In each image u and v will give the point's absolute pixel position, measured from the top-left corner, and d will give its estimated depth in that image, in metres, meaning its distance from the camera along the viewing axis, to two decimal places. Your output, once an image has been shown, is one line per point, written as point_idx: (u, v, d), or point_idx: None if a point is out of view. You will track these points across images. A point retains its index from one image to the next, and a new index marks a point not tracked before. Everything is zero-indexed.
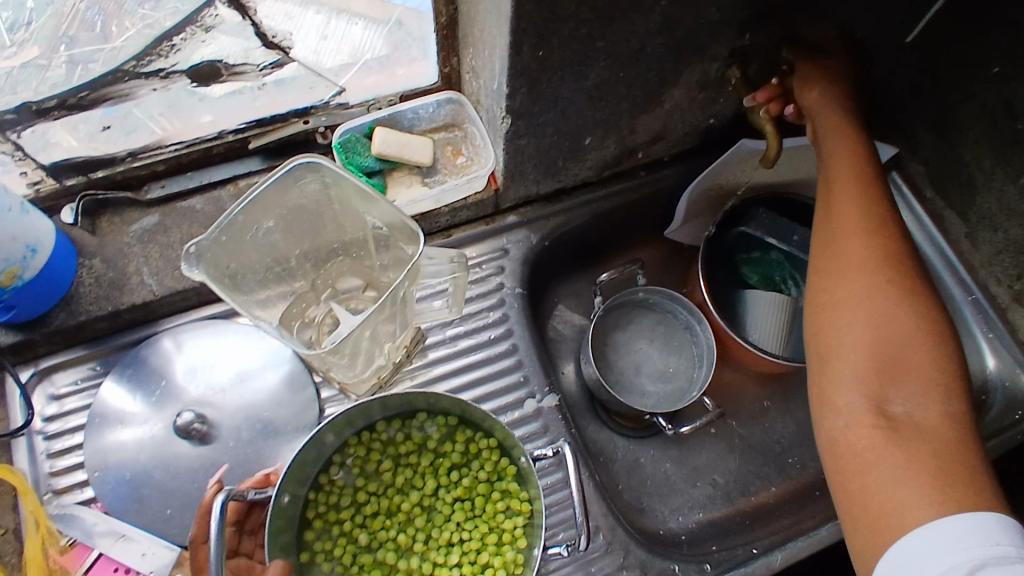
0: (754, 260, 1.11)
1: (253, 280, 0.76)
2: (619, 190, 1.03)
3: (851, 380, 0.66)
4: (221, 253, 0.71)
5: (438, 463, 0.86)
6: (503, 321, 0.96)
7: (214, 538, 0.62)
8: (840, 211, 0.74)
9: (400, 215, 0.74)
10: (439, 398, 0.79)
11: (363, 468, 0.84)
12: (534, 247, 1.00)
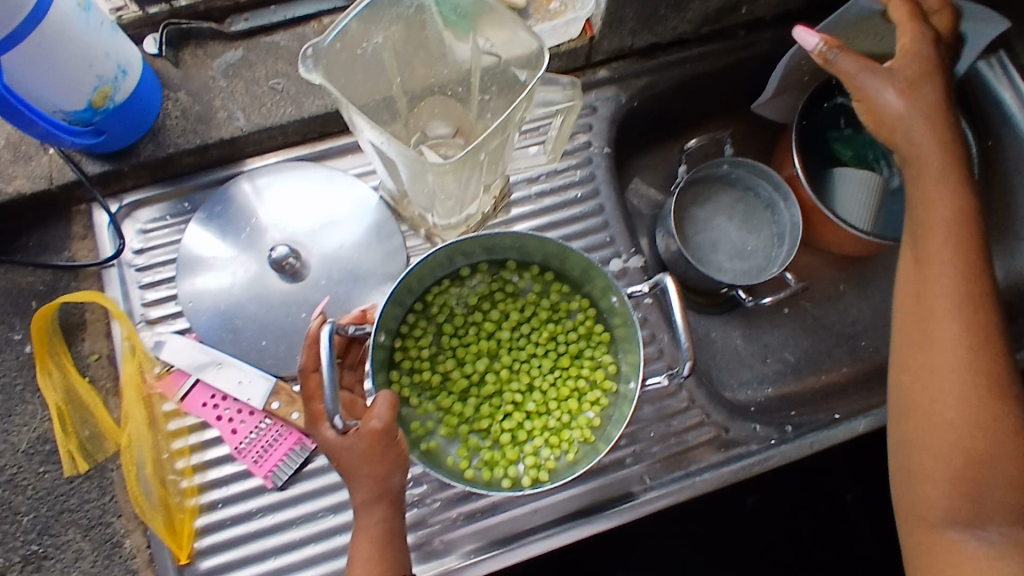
0: (846, 137, 1.05)
1: (359, 104, 0.72)
2: (716, 51, 0.98)
3: (941, 484, 0.68)
4: (334, 62, 0.67)
5: (529, 317, 0.84)
6: (590, 180, 0.93)
7: (326, 363, 0.62)
8: (927, 196, 0.70)
9: (525, 33, 0.67)
10: (538, 243, 0.76)
11: (452, 312, 0.83)
12: (623, 106, 0.95)
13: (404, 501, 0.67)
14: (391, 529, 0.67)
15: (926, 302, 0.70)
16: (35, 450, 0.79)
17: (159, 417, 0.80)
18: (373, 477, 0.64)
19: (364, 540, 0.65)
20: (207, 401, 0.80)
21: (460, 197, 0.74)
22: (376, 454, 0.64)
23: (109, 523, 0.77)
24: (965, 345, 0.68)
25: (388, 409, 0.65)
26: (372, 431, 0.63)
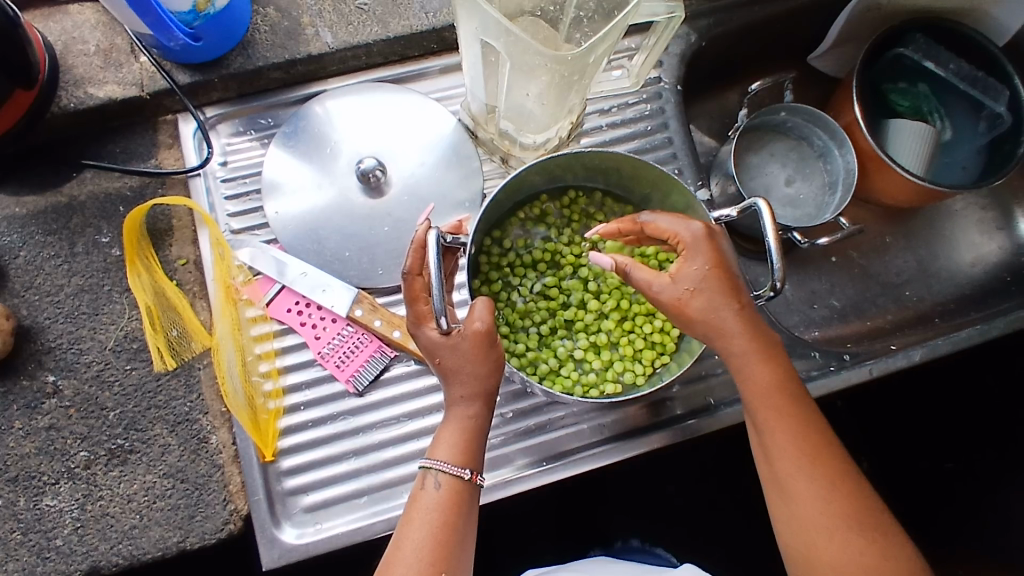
0: (901, 90, 1.10)
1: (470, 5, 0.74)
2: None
3: (837, 564, 0.64)
4: None
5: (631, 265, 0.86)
6: (660, 114, 0.95)
7: (435, 267, 0.62)
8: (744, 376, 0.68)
9: None
10: (630, 163, 0.78)
11: (567, 219, 0.87)
12: (693, 45, 0.98)
13: (495, 404, 0.68)
14: (478, 426, 0.67)
15: (763, 395, 0.67)
16: (123, 348, 0.80)
17: (242, 322, 0.81)
18: (471, 375, 0.66)
19: (454, 432, 0.66)
20: (292, 307, 0.81)
21: (544, 109, 0.77)
22: (480, 354, 0.65)
23: (196, 420, 0.79)
24: (789, 420, 0.67)
25: (486, 314, 0.66)
26: (475, 332, 0.65)
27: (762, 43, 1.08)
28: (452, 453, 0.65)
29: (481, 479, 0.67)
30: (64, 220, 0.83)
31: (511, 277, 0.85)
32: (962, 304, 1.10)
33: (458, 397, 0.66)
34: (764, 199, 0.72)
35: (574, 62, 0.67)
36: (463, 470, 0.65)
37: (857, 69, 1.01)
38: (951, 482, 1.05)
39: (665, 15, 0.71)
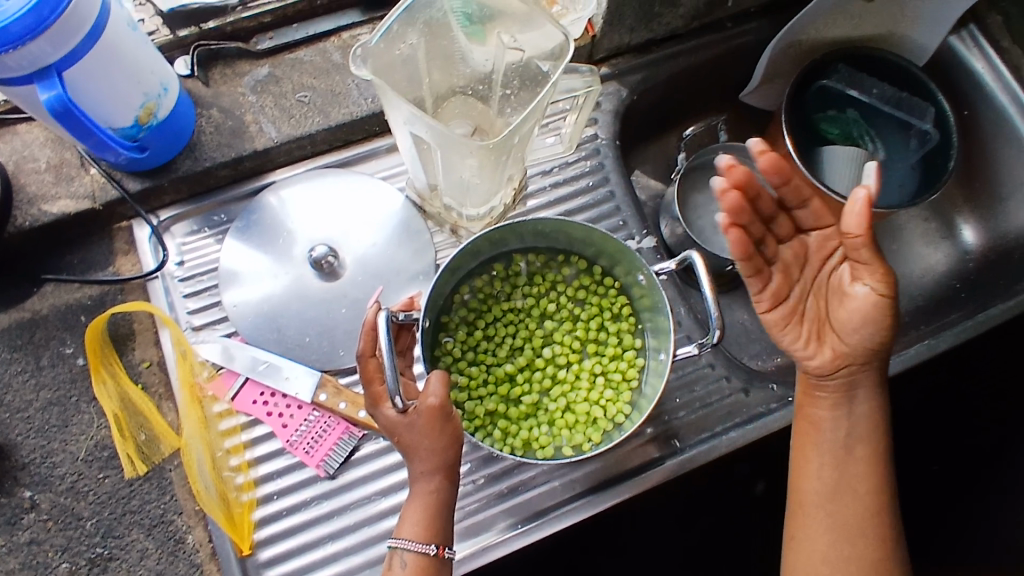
0: (831, 118, 1.13)
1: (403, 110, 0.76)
2: (706, 43, 1.06)
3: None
4: (380, 63, 0.70)
5: (590, 331, 0.90)
6: (599, 169, 0.99)
7: (385, 349, 0.64)
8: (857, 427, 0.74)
9: (556, 31, 0.70)
10: (586, 231, 0.83)
11: (531, 281, 0.91)
12: (625, 100, 1.02)
13: (457, 474, 0.70)
14: (441, 500, 0.69)
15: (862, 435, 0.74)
16: (94, 457, 0.81)
17: (210, 419, 0.82)
18: (430, 449, 0.67)
19: (417, 508, 0.68)
20: (256, 398, 0.83)
21: (478, 184, 0.81)
22: (435, 428, 0.67)
23: (171, 521, 0.80)
24: (878, 463, 0.74)
25: (440, 394, 0.66)
26: (429, 408, 0.66)
27: (692, 88, 1.13)
28: (417, 529, 0.67)
29: (449, 551, 0.69)
30: (29, 333, 0.85)
31: (472, 332, 0.89)
32: (916, 317, 1.12)
33: (419, 470, 0.67)
34: (697, 253, 0.75)
35: (498, 147, 0.70)
36: (429, 546, 0.67)
37: (788, 94, 1.07)
38: (939, 484, 1.06)
39: (578, 89, 0.75)
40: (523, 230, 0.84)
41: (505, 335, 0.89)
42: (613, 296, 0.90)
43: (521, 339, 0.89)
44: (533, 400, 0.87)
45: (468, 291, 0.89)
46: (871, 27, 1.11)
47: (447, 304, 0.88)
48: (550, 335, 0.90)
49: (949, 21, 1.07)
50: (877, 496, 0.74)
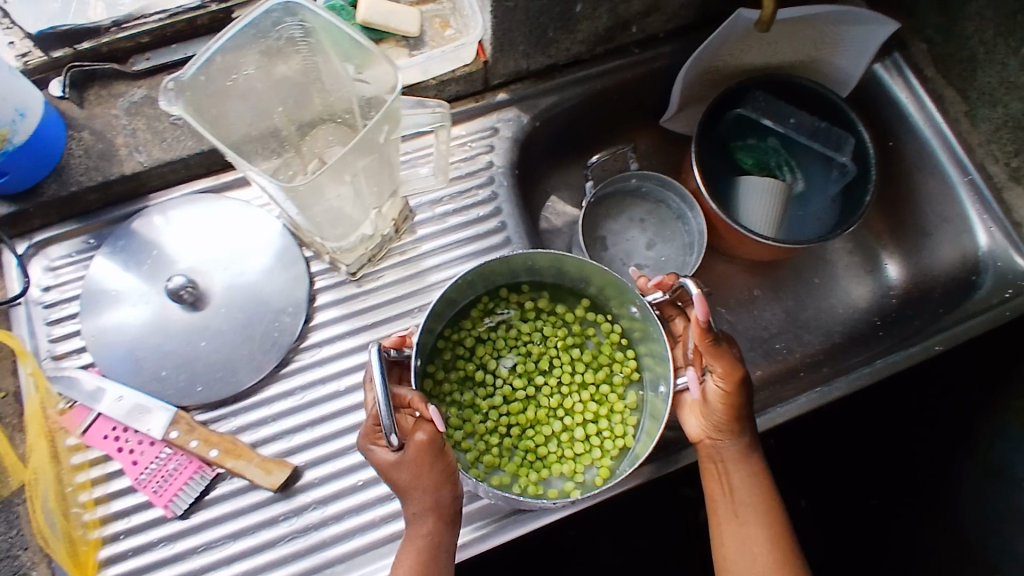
0: (749, 146, 1.09)
1: (252, 145, 0.73)
2: (613, 68, 1.02)
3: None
4: (203, 97, 0.67)
5: (595, 378, 0.90)
6: (492, 199, 0.96)
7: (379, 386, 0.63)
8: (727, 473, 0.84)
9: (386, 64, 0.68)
10: (597, 281, 0.81)
11: (544, 318, 0.91)
12: (525, 127, 0.99)
13: (452, 518, 0.72)
14: (435, 545, 0.71)
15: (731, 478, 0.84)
16: None
17: (62, 452, 0.80)
18: (428, 496, 0.70)
19: (413, 554, 0.70)
20: (109, 433, 0.81)
21: (338, 215, 0.77)
22: (426, 464, 0.69)
23: (16, 556, 0.78)
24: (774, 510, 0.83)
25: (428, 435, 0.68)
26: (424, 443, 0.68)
27: (604, 113, 1.10)
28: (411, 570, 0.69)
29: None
30: None
31: (476, 356, 0.89)
32: (833, 354, 1.06)
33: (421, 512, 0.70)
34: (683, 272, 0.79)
35: (335, 168, 0.67)
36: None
37: (701, 118, 1.04)
38: (878, 521, 1.06)
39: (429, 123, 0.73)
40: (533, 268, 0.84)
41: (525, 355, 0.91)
42: (622, 350, 0.90)
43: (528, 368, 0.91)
44: (516, 436, 0.88)
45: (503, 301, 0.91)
46: (789, 53, 1.06)
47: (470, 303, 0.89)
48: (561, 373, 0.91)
49: (871, 47, 1.02)
50: (773, 529, 0.82)
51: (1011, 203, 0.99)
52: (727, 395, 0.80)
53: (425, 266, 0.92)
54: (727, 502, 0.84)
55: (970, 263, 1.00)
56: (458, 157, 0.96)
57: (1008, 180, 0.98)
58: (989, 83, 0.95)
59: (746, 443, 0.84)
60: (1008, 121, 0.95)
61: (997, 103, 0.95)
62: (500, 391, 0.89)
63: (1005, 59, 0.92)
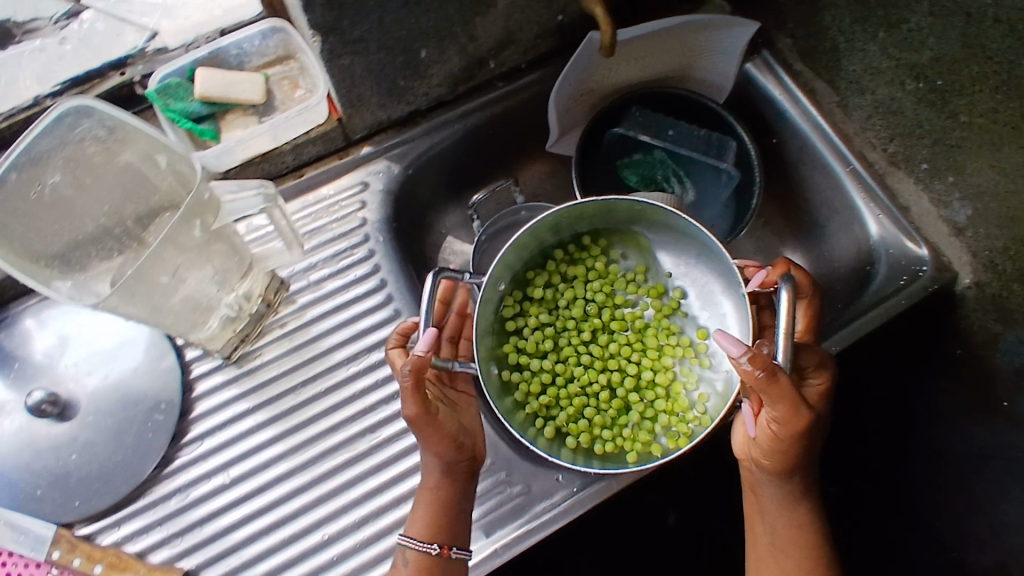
0: (636, 162, 1.08)
1: (81, 251, 0.71)
2: (479, 105, 1.00)
3: None
4: (10, 216, 0.69)
5: (658, 336, 0.91)
6: (369, 257, 0.93)
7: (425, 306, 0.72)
8: (768, 487, 0.85)
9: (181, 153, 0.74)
10: (671, 216, 0.83)
11: (615, 284, 0.93)
12: (397, 177, 0.97)
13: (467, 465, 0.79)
14: (447, 500, 0.78)
15: (776, 491, 0.84)
16: None
17: None
18: (437, 454, 0.77)
19: (425, 508, 0.77)
20: None
21: (196, 302, 0.78)
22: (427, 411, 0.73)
23: None
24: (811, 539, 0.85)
25: (409, 386, 0.71)
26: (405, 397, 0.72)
27: (486, 149, 1.06)
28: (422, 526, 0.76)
29: (451, 554, 0.77)
30: None
31: (540, 320, 0.91)
32: None
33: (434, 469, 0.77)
34: (791, 285, 0.71)
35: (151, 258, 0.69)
36: (431, 546, 0.75)
37: (580, 141, 1.05)
38: None
39: (265, 199, 0.79)
40: (625, 209, 0.84)
41: (583, 307, 0.92)
42: (673, 310, 0.92)
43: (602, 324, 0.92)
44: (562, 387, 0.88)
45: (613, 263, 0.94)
46: (658, 64, 1.05)
47: (587, 248, 0.93)
48: (619, 332, 0.92)
49: (739, 48, 1.00)
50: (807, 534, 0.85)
51: (895, 188, 0.97)
52: (772, 439, 0.78)
53: (311, 333, 0.90)
54: (766, 527, 0.86)
55: (864, 253, 0.98)
56: (329, 217, 0.94)
57: (888, 165, 0.96)
58: (854, 72, 0.93)
59: (799, 481, 0.84)
60: (877, 108, 0.93)
61: (865, 90, 0.93)
62: (550, 353, 0.90)
63: (865, 46, 0.89)
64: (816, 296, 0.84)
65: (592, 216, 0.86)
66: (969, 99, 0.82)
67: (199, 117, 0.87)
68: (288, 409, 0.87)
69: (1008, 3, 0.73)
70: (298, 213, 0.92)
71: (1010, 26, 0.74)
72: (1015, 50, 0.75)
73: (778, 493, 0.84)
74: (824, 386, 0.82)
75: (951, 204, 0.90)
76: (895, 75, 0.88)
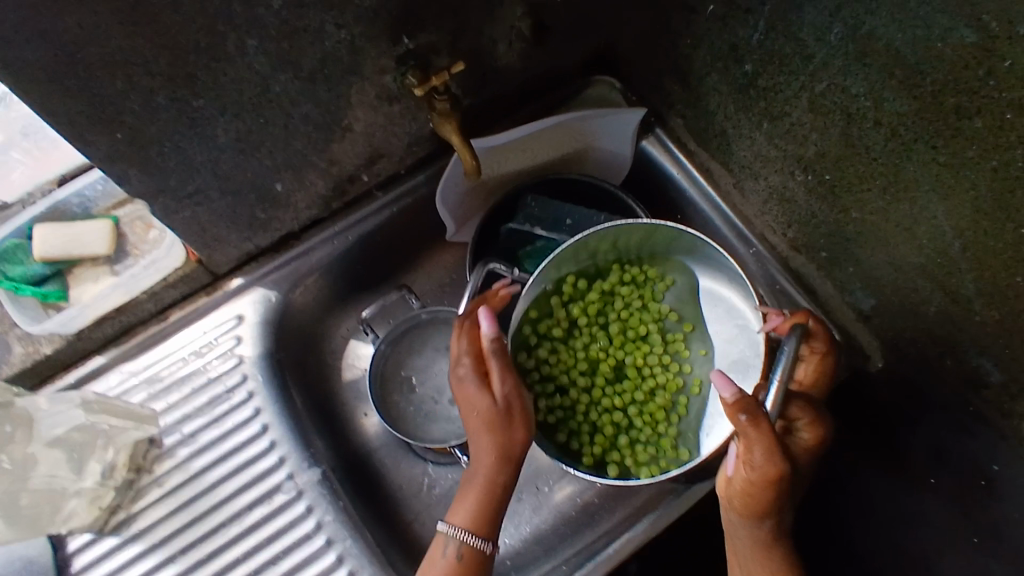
0: (537, 252, 1.01)
1: None
2: (358, 217, 0.94)
3: None
4: None
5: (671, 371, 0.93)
6: (248, 400, 0.88)
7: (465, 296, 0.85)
8: (738, 530, 0.78)
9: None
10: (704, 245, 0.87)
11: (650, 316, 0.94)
12: (276, 305, 0.91)
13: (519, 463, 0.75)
14: (502, 491, 0.75)
15: (750, 535, 0.77)
16: None
17: None
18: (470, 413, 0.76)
19: (477, 498, 0.74)
20: None
21: (53, 500, 0.77)
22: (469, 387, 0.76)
23: None
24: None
25: (502, 355, 0.76)
26: (500, 369, 0.75)
27: (376, 257, 1.01)
28: (472, 521, 0.73)
29: (495, 553, 0.76)
30: None
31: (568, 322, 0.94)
32: None
33: (488, 462, 0.73)
34: (796, 344, 0.72)
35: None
36: (479, 541, 0.73)
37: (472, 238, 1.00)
38: None
39: (79, 411, 0.78)
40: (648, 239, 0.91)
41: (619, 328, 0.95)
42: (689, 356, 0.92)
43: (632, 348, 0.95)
44: (580, 399, 0.93)
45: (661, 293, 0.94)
46: (548, 152, 0.99)
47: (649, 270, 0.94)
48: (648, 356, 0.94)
49: (628, 132, 0.97)
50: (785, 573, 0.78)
51: (799, 271, 0.93)
52: (748, 487, 0.71)
53: (203, 484, 0.86)
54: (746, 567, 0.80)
55: None
56: (199, 362, 0.88)
57: (790, 249, 0.92)
58: (744, 157, 0.88)
59: (778, 525, 0.77)
60: (771, 195, 0.88)
61: (757, 176, 0.88)
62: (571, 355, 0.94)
63: (751, 135, 0.84)
64: (834, 353, 0.80)
65: (637, 240, 0.91)
66: (859, 197, 0.76)
67: (41, 278, 0.81)
68: (205, 555, 0.83)
69: (886, 108, 0.67)
70: (166, 360, 0.88)
71: (891, 130, 0.68)
72: (897, 154, 0.69)
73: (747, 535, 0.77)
74: (812, 443, 0.77)
75: (852, 291, 0.86)
76: (783, 164, 0.83)
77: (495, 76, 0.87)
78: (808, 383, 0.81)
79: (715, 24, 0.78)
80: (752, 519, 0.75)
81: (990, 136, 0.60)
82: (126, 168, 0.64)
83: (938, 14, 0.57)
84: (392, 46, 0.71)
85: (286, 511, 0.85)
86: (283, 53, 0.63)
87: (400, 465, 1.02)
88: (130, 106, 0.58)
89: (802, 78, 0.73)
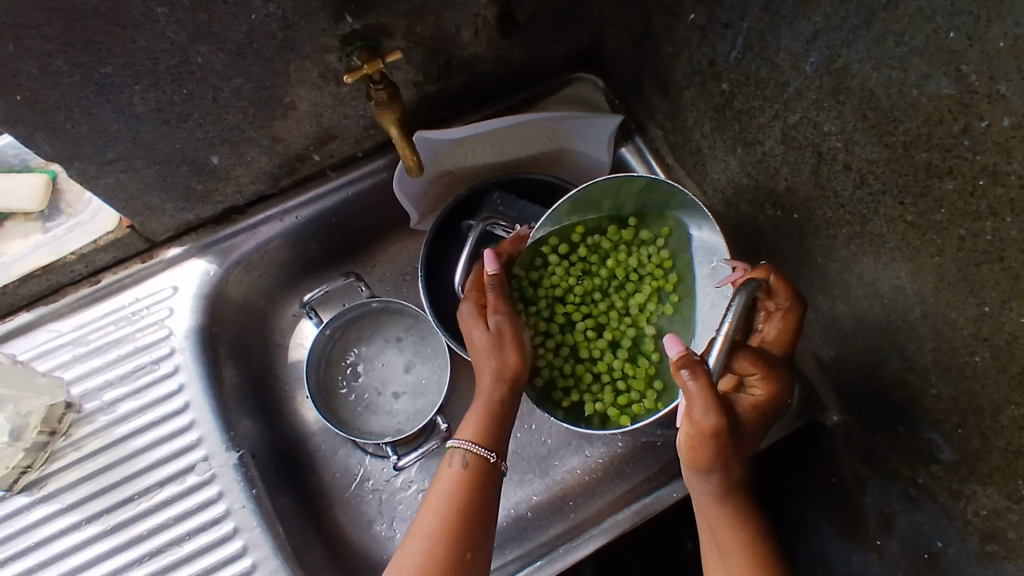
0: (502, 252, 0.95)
1: None
2: (309, 198, 0.89)
3: None
4: None
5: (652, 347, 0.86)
6: (173, 373, 0.86)
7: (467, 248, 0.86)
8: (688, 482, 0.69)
9: None
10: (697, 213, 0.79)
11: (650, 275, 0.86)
12: (217, 279, 0.88)
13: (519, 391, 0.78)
14: (502, 411, 0.76)
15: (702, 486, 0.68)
16: None
17: None
18: (474, 338, 0.78)
19: (479, 415, 0.75)
20: None
21: None
22: (476, 321, 0.78)
23: None
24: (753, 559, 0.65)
25: (501, 287, 0.79)
26: (495, 302, 0.78)
27: (330, 242, 0.95)
28: (477, 433, 0.74)
29: (502, 466, 0.75)
30: None
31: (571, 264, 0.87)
32: (611, 474, 0.95)
33: (486, 383, 0.76)
34: (743, 300, 0.65)
35: None
36: (490, 452, 0.73)
37: (429, 233, 0.91)
38: None
39: None
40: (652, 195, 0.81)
41: (625, 272, 0.87)
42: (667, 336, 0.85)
43: (636, 294, 0.87)
44: (567, 336, 0.88)
45: (670, 243, 0.85)
46: (520, 149, 0.93)
47: (658, 218, 0.85)
48: (648, 303, 0.86)
49: (605, 136, 0.91)
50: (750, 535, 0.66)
51: None
52: (689, 437, 0.65)
53: (122, 453, 0.84)
54: (705, 533, 0.69)
55: None
56: (129, 329, 0.86)
57: None
58: (718, 180, 0.82)
59: (727, 483, 0.66)
60: (742, 223, 0.82)
61: (730, 202, 0.82)
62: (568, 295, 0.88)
63: (726, 157, 0.78)
64: (797, 311, 0.69)
65: (635, 198, 0.83)
66: (825, 241, 0.70)
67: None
68: (121, 521, 0.82)
69: (858, 152, 0.60)
70: (96, 324, 0.87)
71: (860, 177, 0.61)
72: (864, 204, 0.62)
73: (697, 485, 0.68)
74: (762, 399, 0.67)
75: (815, 335, 0.81)
76: (754, 196, 0.77)
77: (461, 65, 0.81)
78: (772, 343, 0.70)
79: (695, 35, 0.72)
80: (692, 471, 0.67)
81: (960, 201, 0.53)
82: (29, 129, 0.61)
83: (917, 57, 0.51)
84: (332, 26, 0.65)
85: (197, 491, 0.83)
86: (199, 26, 0.59)
87: (334, 459, 0.96)
88: (25, 67, 0.56)
89: (776, 106, 0.66)
